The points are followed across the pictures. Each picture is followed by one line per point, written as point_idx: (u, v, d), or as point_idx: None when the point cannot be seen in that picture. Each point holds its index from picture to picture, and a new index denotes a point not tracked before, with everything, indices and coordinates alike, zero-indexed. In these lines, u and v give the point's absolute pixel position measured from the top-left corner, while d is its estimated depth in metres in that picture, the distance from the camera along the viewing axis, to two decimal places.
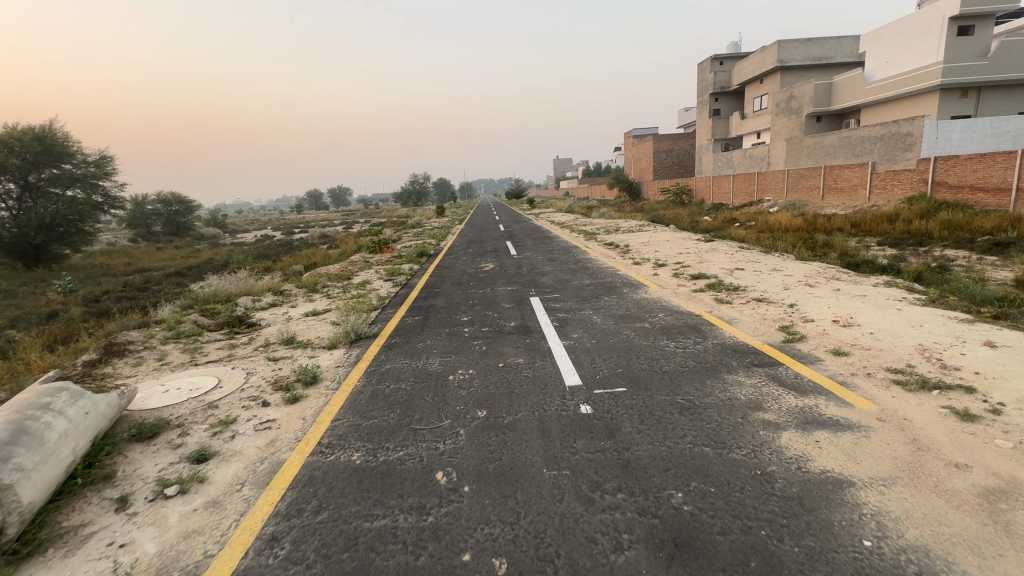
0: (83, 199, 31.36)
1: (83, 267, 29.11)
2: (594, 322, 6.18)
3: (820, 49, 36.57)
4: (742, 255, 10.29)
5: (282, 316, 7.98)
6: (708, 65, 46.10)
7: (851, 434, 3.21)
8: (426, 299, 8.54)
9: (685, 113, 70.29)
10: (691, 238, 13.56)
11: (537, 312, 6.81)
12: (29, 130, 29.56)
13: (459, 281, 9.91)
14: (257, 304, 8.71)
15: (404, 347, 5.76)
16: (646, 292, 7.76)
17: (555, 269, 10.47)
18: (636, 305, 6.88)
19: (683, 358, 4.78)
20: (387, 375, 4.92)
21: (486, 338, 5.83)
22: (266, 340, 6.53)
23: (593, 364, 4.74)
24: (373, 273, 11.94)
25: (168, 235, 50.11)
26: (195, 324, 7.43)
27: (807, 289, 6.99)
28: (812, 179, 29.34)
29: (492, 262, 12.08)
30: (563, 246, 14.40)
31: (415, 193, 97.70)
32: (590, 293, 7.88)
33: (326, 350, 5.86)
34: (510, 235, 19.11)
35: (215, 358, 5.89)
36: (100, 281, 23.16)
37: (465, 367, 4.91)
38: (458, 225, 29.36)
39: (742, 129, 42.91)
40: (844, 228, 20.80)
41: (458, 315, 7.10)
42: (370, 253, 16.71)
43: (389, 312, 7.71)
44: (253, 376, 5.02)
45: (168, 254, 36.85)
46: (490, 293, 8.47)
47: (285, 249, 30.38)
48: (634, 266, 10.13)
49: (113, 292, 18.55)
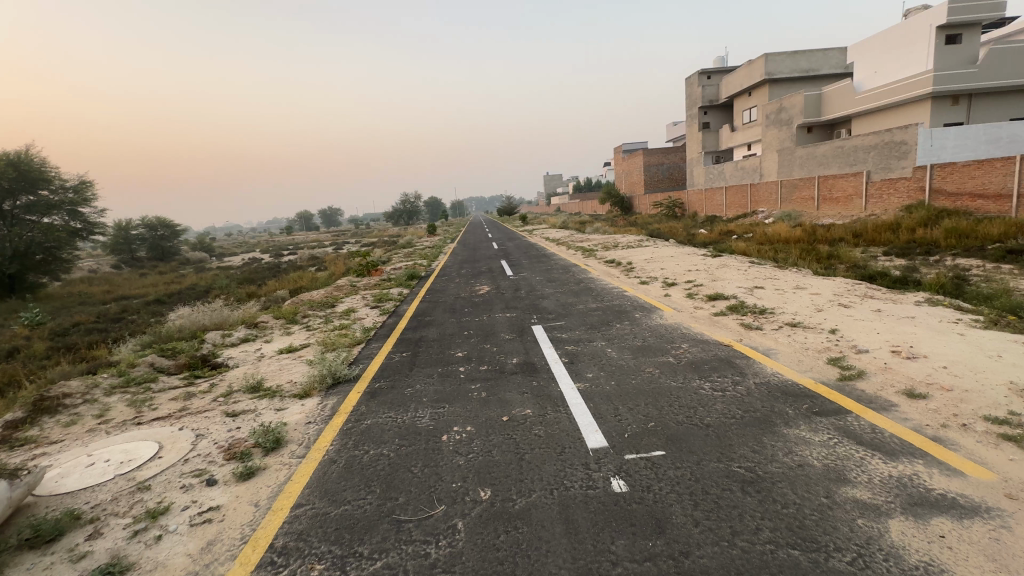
0: (60, 226, 30.31)
1: (60, 296, 27.93)
2: (610, 357, 5.36)
3: (807, 61, 36.80)
4: (756, 271, 9.61)
5: (253, 354, 7.08)
6: (696, 79, 46.33)
7: (981, 523, 2.39)
8: (415, 329, 7.68)
9: (674, 127, 70.76)
10: (696, 253, 12.87)
11: (542, 345, 6.00)
12: (4, 156, 28.63)
13: (452, 307, 9.07)
14: (226, 340, 7.79)
15: (389, 395, 4.87)
16: (661, 316, 6.98)
17: (557, 291, 9.69)
18: (654, 334, 6.07)
19: (724, 404, 3.96)
20: (367, 434, 4.05)
21: (486, 381, 4.98)
22: (229, 387, 5.62)
23: (617, 416, 3.89)
24: (359, 299, 11.09)
25: (153, 260, 48.88)
26: (150, 368, 6.49)
27: (843, 311, 6.23)
28: (806, 190, 29.03)
29: (488, 284, 11.27)
30: (562, 265, 13.70)
31: (406, 212, 97.91)
32: (598, 319, 7.07)
33: (297, 400, 4.95)
34: (505, 254, 18.45)
35: (164, 413, 4.95)
36: (74, 311, 22.04)
37: (462, 423, 4.03)
38: (449, 244, 28.67)
39: (733, 141, 42.93)
40: (845, 238, 20.35)
41: (453, 350, 6.25)
42: (358, 276, 15.87)
43: (374, 347, 6.84)
44: (202, 441, 4.11)
45: (151, 280, 35.69)
46: (488, 321, 7.66)
47: (271, 273, 29.44)
48: (642, 286, 9.39)
49: (85, 323, 17.50)
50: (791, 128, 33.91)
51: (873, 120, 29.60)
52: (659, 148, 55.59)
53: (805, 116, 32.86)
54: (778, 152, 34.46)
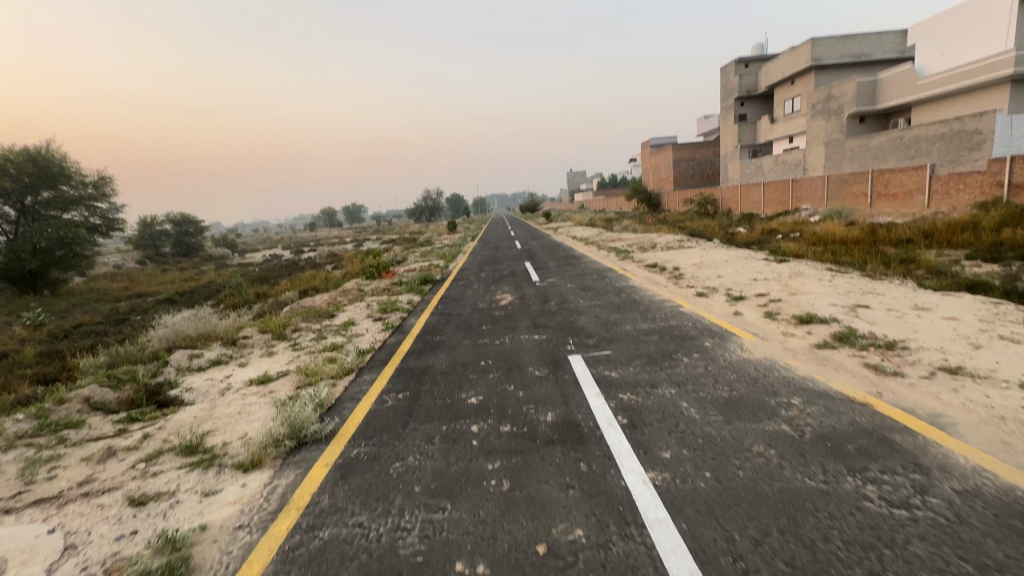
0: (80, 222, 30.06)
1: (79, 294, 27.56)
2: (690, 417, 3.69)
3: (858, 45, 33.89)
4: (843, 281, 7.77)
5: (215, 388, 5.63)
6: (732, 68, 43.59)
7: None
8: (419, 355, 6.12)
9: (705, 121, 67.84)
10: (754, 258, 11.01)
11: (586, 391, 4.37)
12: (25, 151, 28.49)
13: (467, 323, 7.51)
14: (192, 363, 6.42)
15: (367, 475, 3.33)
16: (741, 347, 5.26)
17: (594, 303, 8.06)
18: (745, 379, 4.35)
19: (926, 545, 2.24)
20: (318, 566, 2.49)
21: (509, 456, 3.37)
22: (163, 443, 4.17)
23: (736, 561, 2.23)
24: (363, 308, 9.70)
25: (176, 256, 48.88)
26: (83, 405, 5.12)
27: (1015, 348, 4.40)
28: (858, 186, 26.46)
29: (510, 293, 9.66)
30: (594, 268, 12.06)
31: (428, 208, 97.90)
32: (656, 349, 5.37)
33: (236, 482, 3.40)
34: (529, 255, 16.82)
35: (55, 490, 3.49)
36: (83, 310, 21.34)
37: (469, 560, 2.41)
38: (468, 243, 27.25)
39: (772, 134, 40.27)
40: (913, 239, 17.94)
41: (463, 393, 4.64)
42: (368, 278, 14.57)
43: (364, 382, 5.30)
44: (65, 564, 2.62)
45: (172, 276, 35.43)
46: (510, 346, 6.04)
47: (287, 271, 28.50)
48: (701, 300, 7.67)
49: (87, 325, 16.64)
50: (840, 119, 31.19)
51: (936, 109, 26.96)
52: (690, 143, 52.98)
53: (857, 105, 30.18)
54: (824, 145, 31.81)
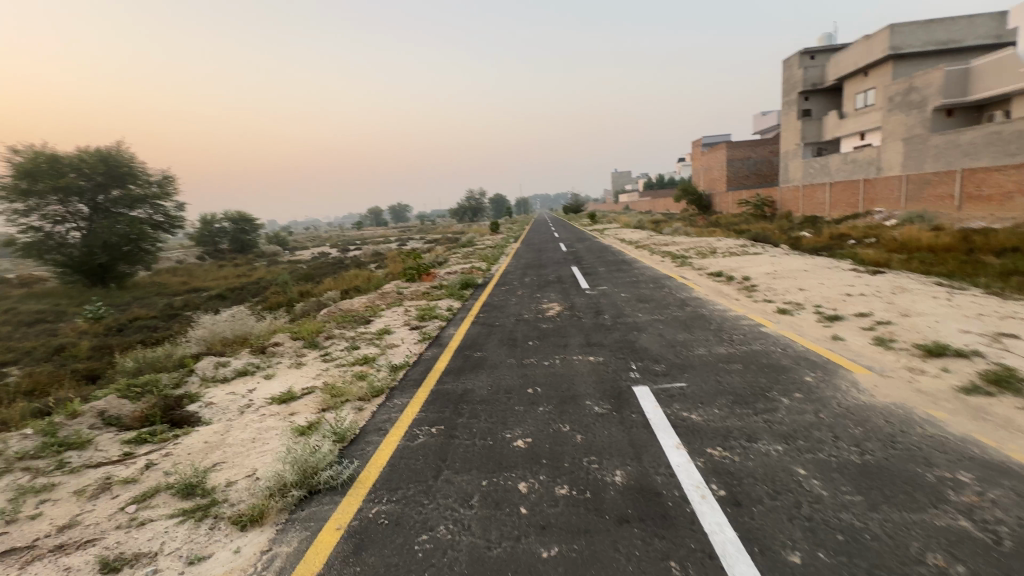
0: (144, 219, 31.61)
1: (142, 287, 29.04)
2: (816, 495, 2.72)
3: (945, 31, 30.63)
4: (965, 300, 6.40)
5: (235, 404, 5.12)
6: (796, 60, 40.69)
7: None
8: (458, 375, 5.39)
9: (762, 118, 64.18)
10: (839, 268, 9.61)
11: (663, 440, 3.47)
12: (97, 152, 30.35)
13: (511, 336, 6.73)
14: (217, 374, 5.98)
15: (385, 552, 2.58)
16: (855, 386, 4.18)
17: (654, 318, 7.10)
18: (880, 438, 3.30)
19: None
20: None
21: (571, 539, 2.53)
22: (163, 478, 3.61)
23: None
24: (401, 313, 9.16)
25: (232, 253, 51.07)
26: (96, 419, 4.73)
27: None
28: (943, 186, 23.66)
29: (558, 302, 8.84)
30: (649, 275, 11.02)
31: (471, 208, 98.60)
32: (743, 384, 4.38)
33: (227, 545, 2.75)
34: (575, 259, 15.87)
35: (28, 539, 2.96)
36: (142, 303, 22.28)
37: None
38: (511, 244, 26.56)
39: (841, 130, 37.22)
40: (1019, 247, 15.60)
41: (506, 432, 3.83)
42: (408, 280, 14.15)
43: (395, 407, 4.61)
44: None
45: (226, 272, 36.83)
46: (561, 369, 5.20)
47: (332, 270, 28.87)
48: (786, 318, 6.53)
49: (142, 319, 17.18)
50: (923, 112, 28.20)
51: None
52: (746, 141, 50.06)
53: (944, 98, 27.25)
54: (903, 141, 28.90)
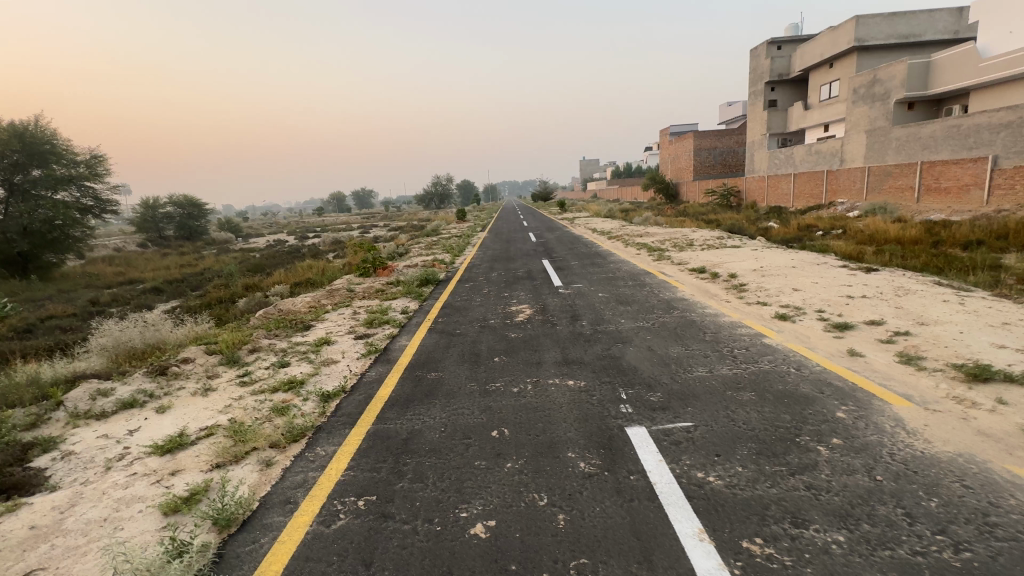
0: (72, 203, 28.38)
1: (70, 279, 26.11)
2: None
3: (907, 24, 31.01)
4: (981, 306, 5.73)
5: (102, 455, 3.82)
6: (764, 50, 40.71)
7: None
8: (404, 408, 4.23)
9: (729, 108, 64.72)
10: (827, 264, 8.95)
11: (678, 524, 2.48)
12: (12, 126, 26.81)
13: (473, 350, 5.64)
14: (93, 408, 4.62)
15: None
16: (906, 428, 3.30)
17: (639, 324, 6.15)
18: (980, 521, 2.38)
19: None
20: None
21: None
22: None
23: None
24: (347, 317, 7.92)
25: (179, 240, 47.36)
26: None
27: None
28: (904, 179, 23.94)
29: (528, 303, 7.81)
30: (627, 271, 10.12)
31: (439, 195, 96.17)
32: (764, 424, 3.45)
33: None
34: (546, 251, 14.84)
35: None
36: (62, 298, 19.80)
37: None
38: (479, 234, 25.36)
39: (805, 121, 37.60)
40: (982, 239, 15.62)
41: (462, 509, 2.77)
42: (363, 274, 12.82)
43: (312, 462, 3.44)
44: None
45: (170, 261, 33.86)
46: (535, 400, 4.15)
47: (285, 260, 26.80)
48: (789, 326, 5.72)
49: (56, 318, 15.04)
50: (886, 105, 28.53)
51: (996, 95, 24.64)
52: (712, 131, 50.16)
53: (907, 90, 27.58)
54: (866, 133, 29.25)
